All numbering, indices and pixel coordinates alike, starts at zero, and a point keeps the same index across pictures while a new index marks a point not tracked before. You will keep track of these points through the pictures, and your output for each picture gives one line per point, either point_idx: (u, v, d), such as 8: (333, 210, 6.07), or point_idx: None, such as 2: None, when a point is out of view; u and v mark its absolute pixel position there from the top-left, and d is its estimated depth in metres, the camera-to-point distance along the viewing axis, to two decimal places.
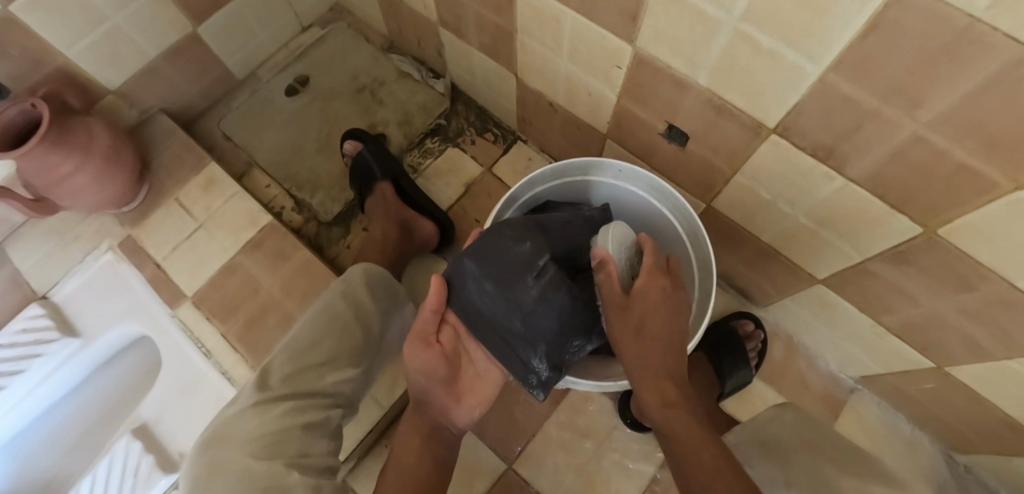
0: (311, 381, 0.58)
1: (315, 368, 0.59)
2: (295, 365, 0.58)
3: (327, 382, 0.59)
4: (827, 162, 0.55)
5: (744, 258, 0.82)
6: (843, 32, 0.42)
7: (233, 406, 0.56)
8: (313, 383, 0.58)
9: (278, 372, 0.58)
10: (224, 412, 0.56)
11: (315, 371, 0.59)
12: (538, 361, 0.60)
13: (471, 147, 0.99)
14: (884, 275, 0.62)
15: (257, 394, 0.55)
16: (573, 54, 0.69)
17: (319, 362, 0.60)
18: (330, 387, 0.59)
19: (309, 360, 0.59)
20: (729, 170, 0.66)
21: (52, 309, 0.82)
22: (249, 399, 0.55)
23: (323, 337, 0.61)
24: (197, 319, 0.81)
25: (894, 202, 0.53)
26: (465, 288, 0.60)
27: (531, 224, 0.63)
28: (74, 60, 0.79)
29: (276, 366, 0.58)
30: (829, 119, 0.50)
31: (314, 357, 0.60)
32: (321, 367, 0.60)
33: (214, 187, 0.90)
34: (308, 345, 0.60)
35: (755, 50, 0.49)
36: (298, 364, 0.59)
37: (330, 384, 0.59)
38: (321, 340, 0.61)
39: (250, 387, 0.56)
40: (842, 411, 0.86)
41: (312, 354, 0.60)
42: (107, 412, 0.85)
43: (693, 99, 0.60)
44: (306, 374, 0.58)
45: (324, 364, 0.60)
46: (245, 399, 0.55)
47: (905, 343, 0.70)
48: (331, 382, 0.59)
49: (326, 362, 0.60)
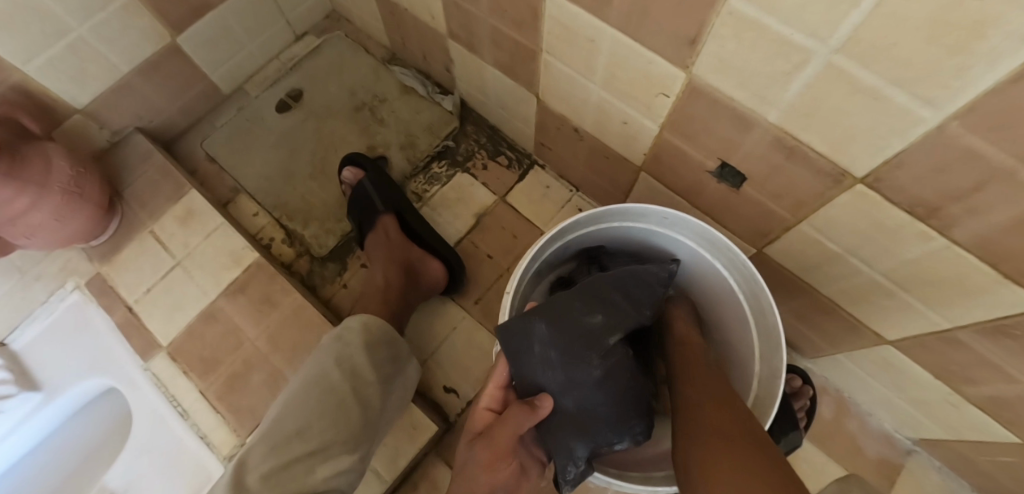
0: (298, 479, 0.48)
1: (303, 460, 0.50)
2: (280, 458, 0.49)
3: (318, 477, 0.49)
4: (925, 222, 0.45)
5: (794, 308, 0.72)
6: (985, 75, 0.32)
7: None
8: (300, 481, 0.48)
9: (257, 469, 0.48)
10: None
11: (304, 464, 0.49)
12: (580, 452, 0.50)
13: (482, 172, 0.89)
14: (976, 346, 0.53)
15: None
16: (608, 79, 0.59)
17: (308, 452, 0.50)
18: (322, 484, 0.49)
19: (296, 450, 0.50)
20: (792, 218, 0.57)
21: (10, 358, 0.73)
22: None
23: (312, 421, 0.51)
24: (174, 373, 0.72)
25: (1009, 274, 0.43)
26: (528, 354, 0.50)
27: (603, 290, 0.54)
28: (33, 76, 0.69)
29: (254, 462, 0.49)
30: (940, 174, 0.40)
31: (301, 447, 0.50)
32: (310, 457, 0.50)
33: (194, 219, 0.80)
34: (293, 432, 0.51)
35: (852, 89, 0.39)
36: (283, 456, 0.49)
37: (321, 480, 0.49)
38: (310, 424, 0.51)
39: (223, 491, 0.47)
40: (898, 477, 0.77)
41: (299, 443, 0.50)
42: (73, 473, 0.75)
43: (756, 138, 0.51)
44: (291, 469, 0.49)
45: (314, 454, 0.50)
46: None
47: (987, 416, 0.61)
48: (323, 477, 0.49)
49: (317, 451, 0.50)
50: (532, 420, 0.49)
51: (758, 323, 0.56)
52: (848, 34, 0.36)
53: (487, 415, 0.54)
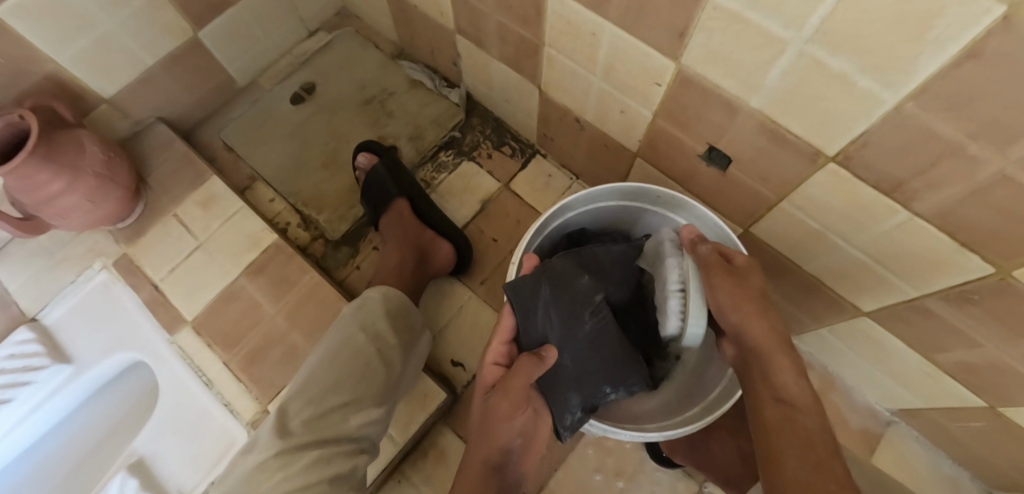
0: (335, 426, 0.53)
1: (338, 410, 0.55)
2: (318, 407, 0.54)
3: (352, 425, 0.54)
4: (892, 196, 0.50)
5: (779, 287, 0.77)
6: (933, 59, 0.37)
7: (252, 455, 0.52)
8: (337, 427, 0.54)
9: (298, 417, 0.53)
10: (242, 461, 0.52)
11: (338, 413, 0.54)
12: (574, 402, 0.57)
13: (487, 161, 0.94)
14: (942, 314, 0.58)
15: (277, 442, 0.51)
16: (606, 70, 0.64)
17: (342, 403, 0.55)
18: (355, 431, 0.54)
19: (331, 401, 0.54)
20: (774, 198, 0.62)
21: (42, 332, 0.77)
22: (268, 449, 0.51)
23: (344, 376, 0.56)
24: (199, 346, 0.76)
25: (966, 241, 0.48)
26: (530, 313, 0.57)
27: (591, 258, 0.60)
28: (66, 66, 0.74)
29: (294, 410, 0.54)
30: (902, 151, 0.45)
31: (336, 399, 0.55)
32: (344, 408, 0.55)
33: (215, 204, 0.85)
34: (328, 386, 0.55)
35: (822, 75, 0.44)
36: (321, 406, 0.54)
37: (354, 428, 0.54)
38: (343, 379, 0.56)
39: (269, 433, 0.52)
40: (878, 446, 0.82)
41: (333, 395, 0.55)
42: (102, 442, 0.80)
43: (741, 122, 0.56)
44: (328, 417, 0.54)
45: (348, 405, 0.55)
46: (263, 447, 0.51)
47: (956, 382, 0.65)
48: (356, 426, 0.54)
49: (349, 403, 0.55)
50: (542, 368, 0.54)
51: None
52: (817, 25, 0.41)
53: (496, 368, 0.60)
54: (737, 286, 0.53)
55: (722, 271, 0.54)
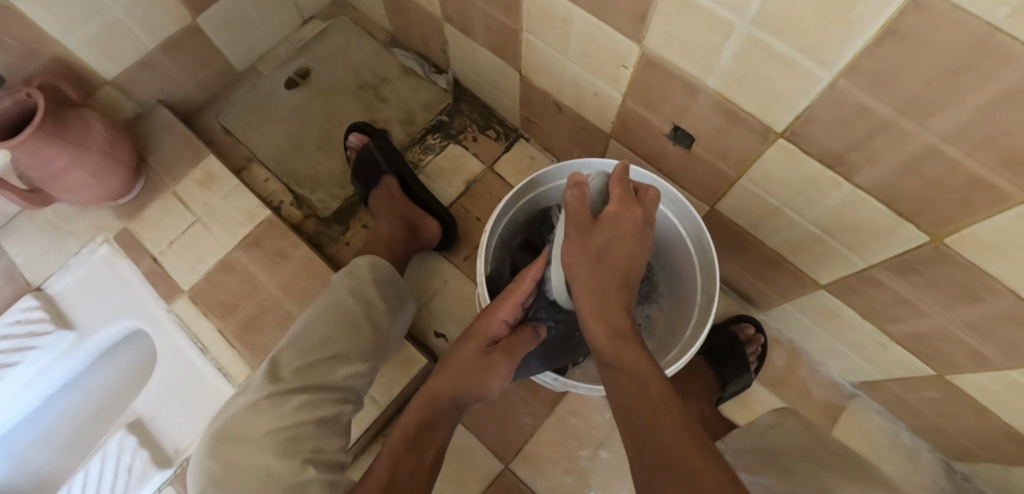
0: (323, 375, 0.58)
1: (326, 362, 0.59)
2: (308, 358, 0.58)
3: (339, 376, 0.59)
4: (836, 169, 0.54)
5: (747, 262, 0.82)
6: (858, 38, 0.41)
7: (243, 399, 0.55)
8: (325, 376, 0.58)
9: (288, 365, 0.57)
10: (233, 405, 0.55)
11: (326, 365, 0.59)
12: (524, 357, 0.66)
13: (473, 144, 0.98)
14: (888, 283, 0.62)
15: (269, 387, 0.55)
16: (580, 55, 0.68)
17: (330, 356, 0.59)
18: (341, 381, 0.59)
19: (320, 353, 0.59)
20: (735, 175, 0.66)
21: (47, 301, 0.81)
22: (260, 392, 0.54)
23: (333, 331, 0.61)
24: (195, 314, 0.81)
25: (903, 211, 0.52)
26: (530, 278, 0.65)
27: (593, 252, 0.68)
28: (72, 49, 0.78)
29: (286, 359, 0.58)
30: (841, 126, 0.49)
31: (324, 351, 0.59)
32: (331, 361, 0.59)
33: (213, 182, 0.89)
34: (317, 340, 0.60)
35: (769, 55, 0.48)
36: (309, 357, 0.58)
37: (340, 379, 0.59)
38: (331, 335, 0.60)
39: (260, 379, 0.56)
40: (842, 418, 0.87)
41: (322, 348, 0.59)
42: (103, 406, 0.84)
43: (702, 102, 0.60)
44: (317, 368, 0.58)
45: (335, 358, 0.60)
46: (255, 391, 0.55)
47: (907, 351, 0.70)
48: (342, 376, 0.59)
49: (337, 356, 0.60)
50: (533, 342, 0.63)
51: (704, 263, 0.65)
52: (758, 8, 0.44)
53: (501, 324, 0.61)
54: (601, 272, 0.52)
55: (575, 225, 0.54)
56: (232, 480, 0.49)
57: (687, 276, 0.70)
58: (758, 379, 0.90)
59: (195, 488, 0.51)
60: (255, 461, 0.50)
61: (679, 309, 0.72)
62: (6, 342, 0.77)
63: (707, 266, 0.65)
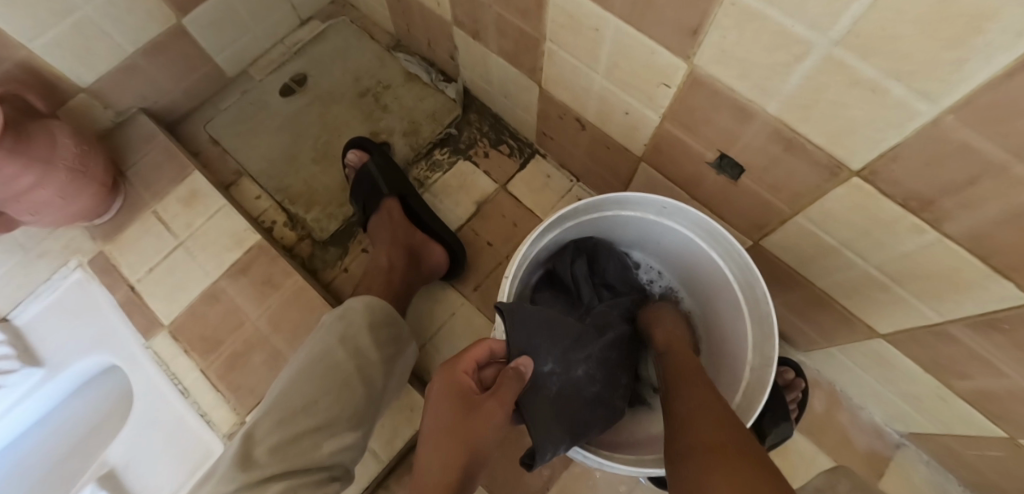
0: (305, 453, 0.50)
1: (309, 436, 0.51)
2: (288, 432, 0.50)
3: (324, 452, 0.51)
4: (920, 215, 0.46)
5: (788, 300, 0.74)
6: (979, 68, 0.32)
7: (211, 485, 0.48)
8: (308, 454, 0.50)
9: (264, 443, 0.49)
10: (200, 492, 0.48)
11: (309, 440, 0.51)
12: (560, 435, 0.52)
13: (483, 160, 0.90)
14: (964, 340, 0.54)
15: (240, 474, 0.47)
16: (612, 70, 0.60)
17: (313, 428, 0.51)
18: (327, 458, 0.51)
19: (303, 426, 0.51)
20: (788, 210, 0.58)
21: (13, 333, 0.74)
22: (229, 480, 0.47)
23: (319, 396, 0.53)
24: (175, 351, 0.73)
25: (1000, 267, 0.44)
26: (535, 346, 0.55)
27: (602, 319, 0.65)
28: (39, 54, 0.69)
29: (261, 434, 0.50)
30: (937, 169, 0.41)
31: (308, 423, 0.51)
32: (316, 434, 0.51)
33: (197, 201, 0.81)
34: (299, 408, 0.52)
35: (853, 80, 0.40)
36: (289, 431, 0.50)
37: (327, 456, 0.51)
38: (316, 402, 0.52)
39: (230, 462, 0.48)
40: (887, 470, 0.79)
41: (306, 418, 0.51)
42: (74, 447, 0.77)
43: (758, 129, 0.52)
44: (298, 444, 0.50)
45: (320, 430, 0.52)
46: (223, 477, 0.47)
47: (975, 409, 0.62)
48: (328, 453, 0.51)
49: (323, 427, 0.52)
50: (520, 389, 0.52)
51: (754, 314, 0.56)
52: (850, 27, 0.36)
53: (467, 379, 0.51)
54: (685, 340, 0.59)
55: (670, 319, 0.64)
56: None
57: (730, 323, 0.62)
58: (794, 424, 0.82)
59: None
60: None
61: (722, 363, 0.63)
62: None
63: (759, 318, 0.56)
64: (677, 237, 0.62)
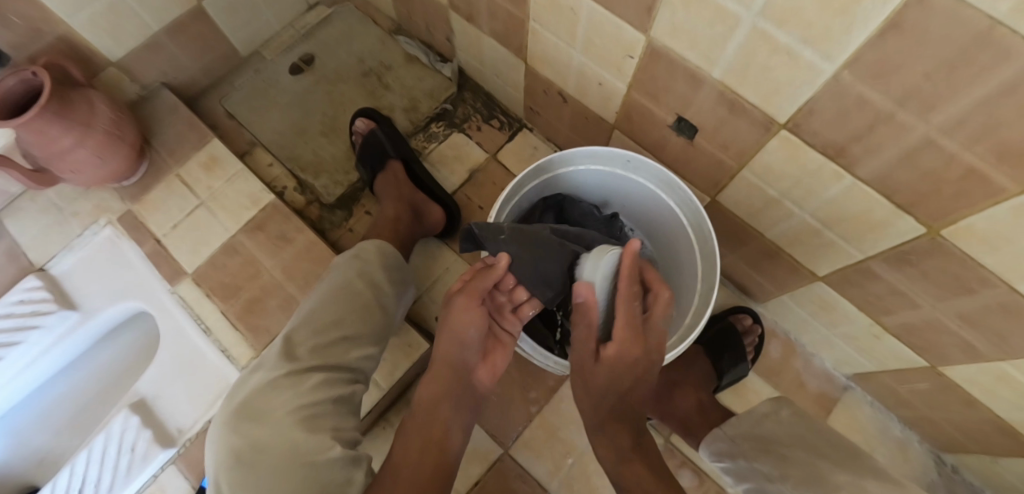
0: (338, 355, 0.59)
1: (341, 342, 0.60)
2: (323, 337, 0.59)
3: (352, 356, 0.60)
4: (836, 161, 0.55)
5: (746, 255, 0.83)
6: (859, 31, 0.41)
7: (259, 376, 0.56)
8: (339, 357, 0.59)
9: (304, 344, 0.58)
10: (248, 382, 0.56)
11: (340, 346, 0.60)
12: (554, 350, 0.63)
13: (476, 133, 0.99)
14: (884, 275, 0.63)
15: (287, 364, 0.55)
16: (586, 45, 0.69)
17: (344, 336, 0.60)
18: (354, 362, 0.60)
19: (335, 333, 0.60)
20: (737, 166, 0.67)
21: (49, 281, 0.82)
22: (277, 370, 0.55)
23: (346, 310, 0.62)
24: (198, 297, 0.81)
25: (901, 203, 0.53)
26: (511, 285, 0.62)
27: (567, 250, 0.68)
28: (77, 29, 0.78)
29: (300, 337, 0.59)
30: (842, 119, 0.50)
31: (339, 332, 0.60)
32: (345, 342, 0.60)
33: (217, 165, 0.89)
34: (332, 319, 0.61)
35: (772, 46, 0.49)
36: (324, 336, 0.59)
37: (354, 360, 0.60)
38: (346, 316, 0.62)
39: (276, 357, 0.56)
40: (836, 410, 0.88)
41: (336, 328, 0.60)
42: (107, 387, 0.85)
43: (706, 92, 0.61)
44: (331, 347, 0.59)
45: (349, 338, 0.61)
46: (271, 369, 0.55)
47: (900, 343, 0.71)
48: (355, 358, 0.60)
49: (351, 337, 0.61)
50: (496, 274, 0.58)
51: (704, 251, 0.66)
52: (762, 0, 0.45)
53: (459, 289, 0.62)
54: (634, 346, 0.54)
55: (632, 325, 0.54)
56: (257, 457, 0.49)
57: (688, 261, 0.71)
58: (754, 370, 0.91)
59: (220, 464, 0.50)
60: (277, 439, 0.50)
61: (682, 294, 0.72)
62: (9, 321, 0.78)
63: (708, 254, 0.65)
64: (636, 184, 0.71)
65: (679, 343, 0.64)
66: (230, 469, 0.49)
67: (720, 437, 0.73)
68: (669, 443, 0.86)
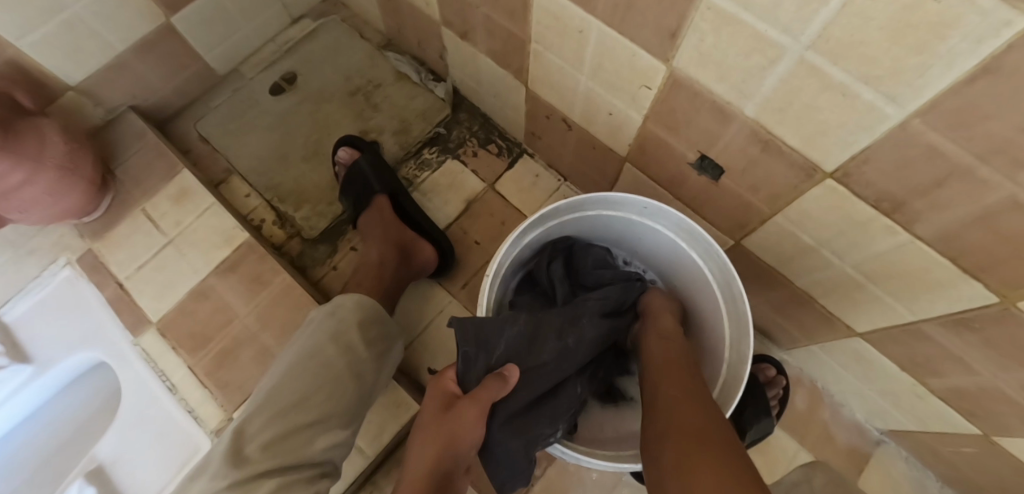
0: (297, 450, 0.51)
1: (302, 431, 0.52)
2: (280, 429, 0.51)
3: (315, 448, 0.52)
4: (892, 216, 0.47)
5: (771, 300, 0.75)
6: (945, 74, 0.33)
7: (204, 483, 0.49)
8: (301, 450, 0.51)
9: (257, 439, 0.50)
10: (193, 487, 0.49)
11: (301, 436, 0.52)
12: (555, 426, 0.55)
13: (472, 159, 0.91)
14: (938, 339, 0.55)
15: (233, 470, 0.48)
16: (596, 71, 0.61)
17: (306, 424, 0.52)
18: (318, 455, 0.52)
19: (295, 422, 0.52)
20: (767, 210, 0.59)
21: (1, 330, 0.74)
22: (223, 477, 0.48)
23: (309, 393, 0.54)
24: (163, 349, 0.73)
25: (969, 267, 0.45)
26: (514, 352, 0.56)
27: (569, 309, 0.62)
28: (27, 52, 0.69)
29: (253, 430, 0.51)
30: (905, 172, 0.42)
31: (300, 420, 0.52)
32: (308, 430, 0.53)
33: (187, 198, 0.81)
34: (292, 405, 0.53)
35: (826, 84, 0.41)
36: (282, 427, 0.52)
37: (318, 452, 0.52)
38: (309, 399, 0.54)
39: (223, 458, 0.49)
40: (867, 466, 0.80)
41: (297, 415, 0.53)
42: (64, 445, 0.77)
43: (736, 129, 0.52)
44: (289, 440, 0.51)
45: (313, 425, 0.53)
46: (218, 474, 0.48)
47: (949, 406, 0.63)
48: (320, 449, 0.52)
49: (315, 424, 0.53)
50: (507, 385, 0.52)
51: (732, 313, 0.58)
52: (818, 33, 0.37)
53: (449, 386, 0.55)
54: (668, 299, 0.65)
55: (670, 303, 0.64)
56: None
57: (710, 319, 0.63)
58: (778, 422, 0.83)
59: None
60: None
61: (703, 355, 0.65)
62: None
63: (735, 315, 0.57)
64: (651, 230, 0.64)
65: None
66: None
67: None
68: None
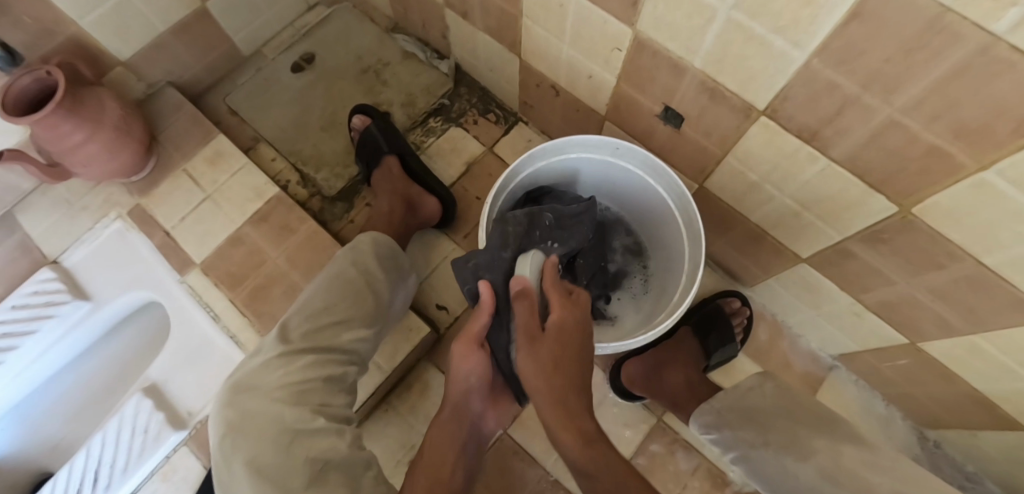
0: (328, 338, 0.63)
1: (332, 326, 0.64)
2: (316, 322, 0.63)
3: (344, 339, 0.64)
4: (812, 144, 0.58)
5: (733, 240, 0.86)
6: (825, 21, 0.44)
7: (256, 358, 0.60)
8: (331, 340, 0.63)
9: (298, 329, 0.62)
10: (250, 361, 0.60)
11: (332, 329, 0.64)
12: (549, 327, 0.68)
13: (473, 126, 1.02)
14: (861, 255, 0.66)
15: (280, 345, 0.60)
16: (575, 39, 0.72)
17: (337, 320, 0.64)
18: (347, 344, 0.64)
19: (327, 319, 0.64)
20: (720, 152, 0.71)
21: (63, 272, 0.85)
22: (272, 351, 0.59)
23: (336, 299, 0.66)
24: (206, 285, 0.84)
25: (872, 182, 0.56)
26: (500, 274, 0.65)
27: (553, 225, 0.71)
28: (86, 29, 0.81)
29: (293, 324, 0.62)
30: (815, 105, 0.53)
31: (331, 317, 0.64)
32: (337, 325, 0.64)
33: (222, 160, 0.93)
34: (324, 306, 0.64)
35: (748, 36, 0.52)
36: (316, 321, 0.63)
37: (346, 342, 0.64)
38: (338, 302, 0.66)
39: (272, 339, 0.61)
40: (821, 389, 0.92)
41: (328, 314, 0.64)
42: (120, 374, 0.89)
43: (689, 81, 0.64)
44: (322, 332, 0.63)
45: (341, 322, 0.65)
46: (268, 351, 0.60)
47: (880, 319, 0.74)
48: (347, 340, 0.64)
49: (342, 321, 0.65)
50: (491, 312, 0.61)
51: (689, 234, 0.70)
52: None
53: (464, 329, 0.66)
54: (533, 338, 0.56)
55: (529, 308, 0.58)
56: (247, 427, 0.53)
57: (674, 242, 0.76)
58: (743, 351, 0.95)
59: (215, 435, 0.55)
60: (267, 409, 0.54)
61: (670, 276, 0.77)
62: (24, 311, 0.81)
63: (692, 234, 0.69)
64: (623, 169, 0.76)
65: (666, 316, 0.69)
66: (223, 439, 0.54)
67: (708, 410, 0.75)
68: (661, 422, 0.90)
